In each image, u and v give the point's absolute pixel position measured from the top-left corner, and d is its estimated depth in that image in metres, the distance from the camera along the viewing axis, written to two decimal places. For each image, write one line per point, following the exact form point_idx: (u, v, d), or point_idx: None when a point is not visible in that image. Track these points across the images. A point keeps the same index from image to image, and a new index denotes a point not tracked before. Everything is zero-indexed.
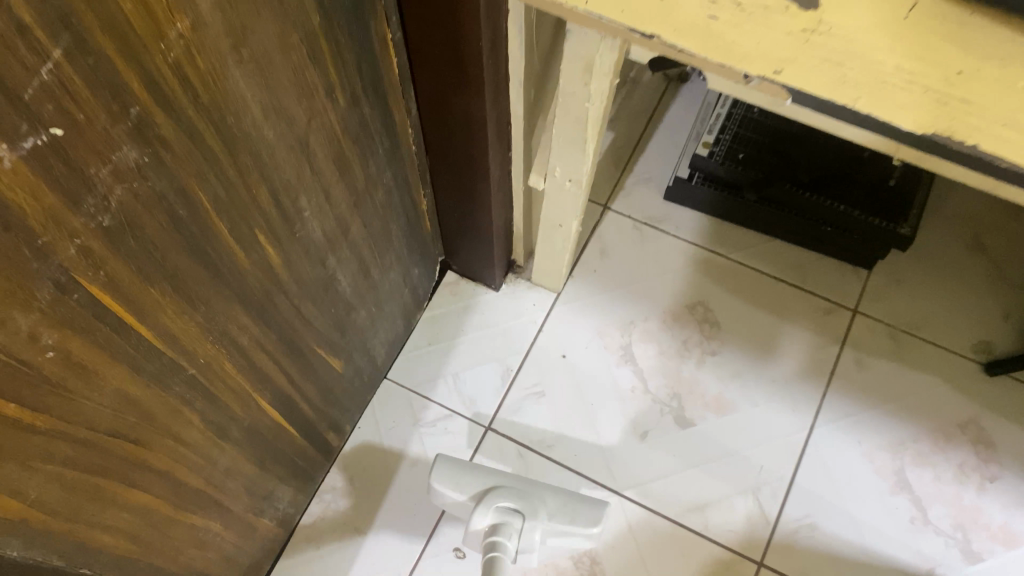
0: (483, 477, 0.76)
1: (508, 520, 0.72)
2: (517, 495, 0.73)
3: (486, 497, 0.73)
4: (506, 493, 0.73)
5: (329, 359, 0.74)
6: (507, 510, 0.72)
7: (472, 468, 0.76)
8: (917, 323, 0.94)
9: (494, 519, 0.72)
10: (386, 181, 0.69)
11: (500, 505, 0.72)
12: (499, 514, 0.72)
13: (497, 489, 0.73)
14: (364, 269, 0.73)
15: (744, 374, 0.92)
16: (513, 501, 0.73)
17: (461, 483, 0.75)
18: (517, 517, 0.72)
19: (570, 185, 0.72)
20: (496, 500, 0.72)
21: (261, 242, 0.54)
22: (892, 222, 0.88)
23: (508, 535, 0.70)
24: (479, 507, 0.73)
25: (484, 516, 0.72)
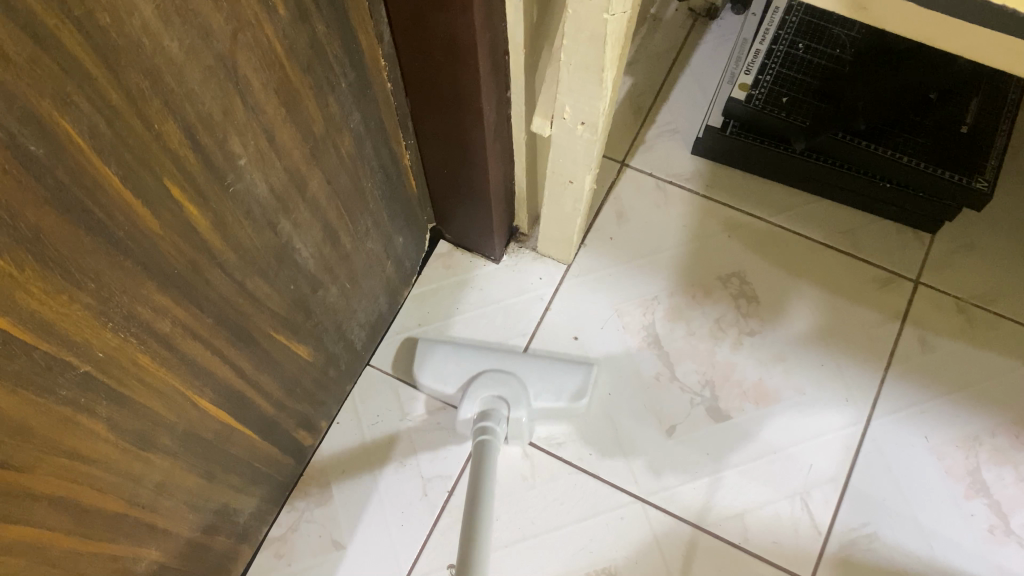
0: (468, 363, 0.76)
1: (493, 406, 0.71)
2: (501, 380, 0.72)
3: (473, 386, 0.73)
4: (491, 380, 0.72)
5: (292, 346, 0.61)
6: (494, 396, 0.72)
7: (458, 358, 0.76)
8: (992, 295, 0.80)
9: (482, 407, 0.71)
10: (353, 125, 0.56)
11: (486, 391, 0.72)
12: (485, 400, 0.71)
13: (481, 376, 0.73)
14: (332, 236, 0.60)
15: (788, 356, 0.79)
16: (498, 388, 0.72)
17: (447, 376, 0.76)
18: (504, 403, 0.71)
19: (582, 130, 0.58)
20: (481, 388, 0.72)
21: (177, 199, 0.41)
22: (965, 175, 0.75)
23: (497, 419, 0.69)
24: (466, 398, 0.72)
25: (470, 403, 0.72)
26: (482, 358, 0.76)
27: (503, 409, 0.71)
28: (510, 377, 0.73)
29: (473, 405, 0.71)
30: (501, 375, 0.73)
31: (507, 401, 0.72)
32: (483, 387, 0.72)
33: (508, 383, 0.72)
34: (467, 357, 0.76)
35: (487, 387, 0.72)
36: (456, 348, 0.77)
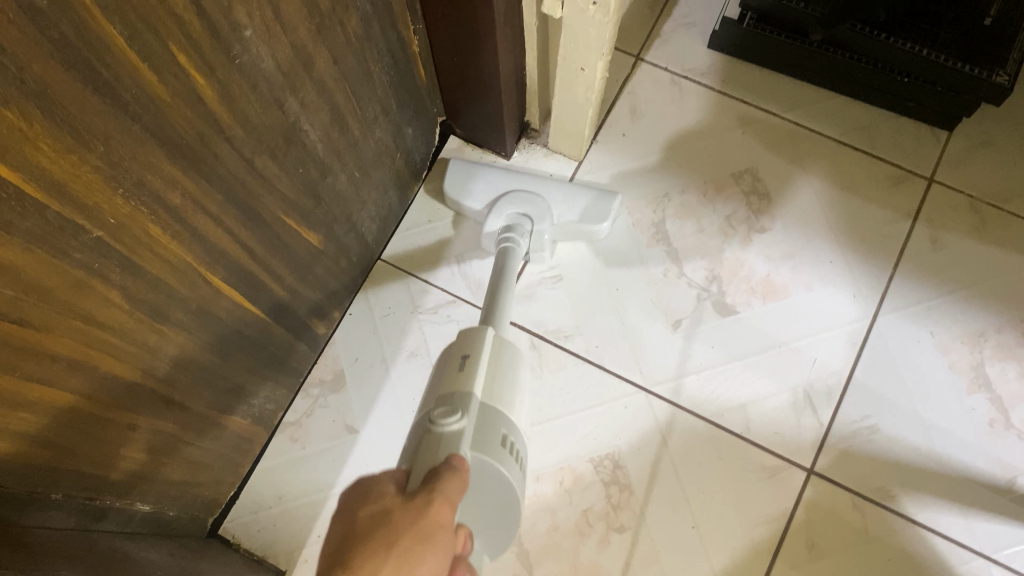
0: (495, 182, 0.78)
1: (518, 222, 0.74)
2: (527, 199, 0.74)
3: (499, 203, 0.75)
4: (516, 197, 0.75)
5: (302, 232, 0.62)
6: (519, 213, 0.74)
7: (486, 178, 0.78)
8: (1007, 194, 0.79)
9: (505, 222, 0.74)
10: (360, 4, 0.55)
11: (511, 208, 0.74)
12: (510, 216, 0.74)
13: (508, 194, 0.75)
14: (340, 120, 0.60)
15: (797, 253, 0.79)
16: (523, 205, 0.74)
17: (474, 193, 0.77)
18: (527, 220, 0.74)
19: (594, 11, 0.57)
20: (507, 204, 0.74)
21: (183, 66, 0.41)
22: (985, 69, 0.72)
23: (521, 234, 0.72)
24: (492, 212, 0.75)
25: (496, 218, 0.75)
26: (508, 178, 0.77)
27: (526, 225, 0.73)
28: (535, 197, 0.75)
29: (498, 219, 0.74)
30: (527, 194, 0.75)
31: (532, 218, 0.74)
32: (509, 203, 0.75)
33: (533, 201, 0.74)
34: (495, 179, 0.77)
35: (513, 204, 0.75)
36: (484, 170, 0.79)
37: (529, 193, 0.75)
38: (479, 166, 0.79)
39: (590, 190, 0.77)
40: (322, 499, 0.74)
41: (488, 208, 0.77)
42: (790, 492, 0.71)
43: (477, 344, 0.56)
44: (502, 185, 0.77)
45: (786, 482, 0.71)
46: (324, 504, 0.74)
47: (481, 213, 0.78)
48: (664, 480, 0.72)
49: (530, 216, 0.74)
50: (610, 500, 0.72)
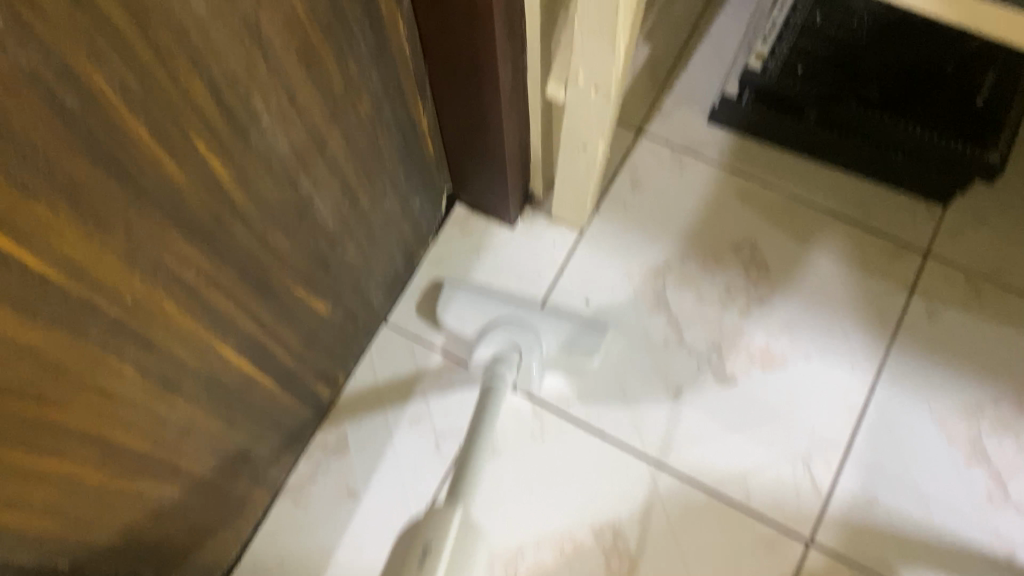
0: (487, 307, 0.78)
1: (507, 355, 0.73)
2: (516, 331, 0.74)
3: (488, 333, 0.75)
4: (505, 328, 0.74)
5: (311, 302, 0.63)
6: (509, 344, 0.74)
7: (478, 303, 0.78)
8: (1000, 267, 0.81)
9: (493, 353, 0.74)
10: (372, 86, 0.58)
11: (500, 339, 0.74)
12: (498, 348, 0.74)
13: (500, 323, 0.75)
14: (351, 195, 0.62)
15: (795, 324, 0.80)
16: (512, 337, 0.74)
17: (467, 319, 0.77)
18: (517, 351, 0.74)
19: (595, 95, 0.59)
20: (496, 334, 0.74)
21: (201, 153, 0.43)
22: (978, 147, 0.75)
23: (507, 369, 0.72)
24: (481, 342, 0.75)
25: (486, 347, 0.74)
26: (500, 304, 0.77)
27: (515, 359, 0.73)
28: (527, 328, 0.74)
29: (487, 351, 0.74)
30: (517, 326, 0.75)
31: (521, 350, 0.74)
32: (498, 334, 0.74)
33: (523, 334, 0.74)
34: (487, 304, 0.77)
35: (502, 335, 0.74)
36: (478, 292, 0.79)
37: (519, 324, 0.75)
38: (473, 289, 0.79)
39: (582, 321, 0.77)
40: (323, 563, 0.74)
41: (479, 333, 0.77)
42: (789, 563, 0.71)
43: (436, 530, 0.58)
44: (494, 311, 0.77)
45: (785, 553, 0.72)
46: (325, 568, 0.74)
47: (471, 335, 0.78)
48: (663, 548, 0.73)
49: (519, 347, 0.74)
50: (610, 569, 0.72)
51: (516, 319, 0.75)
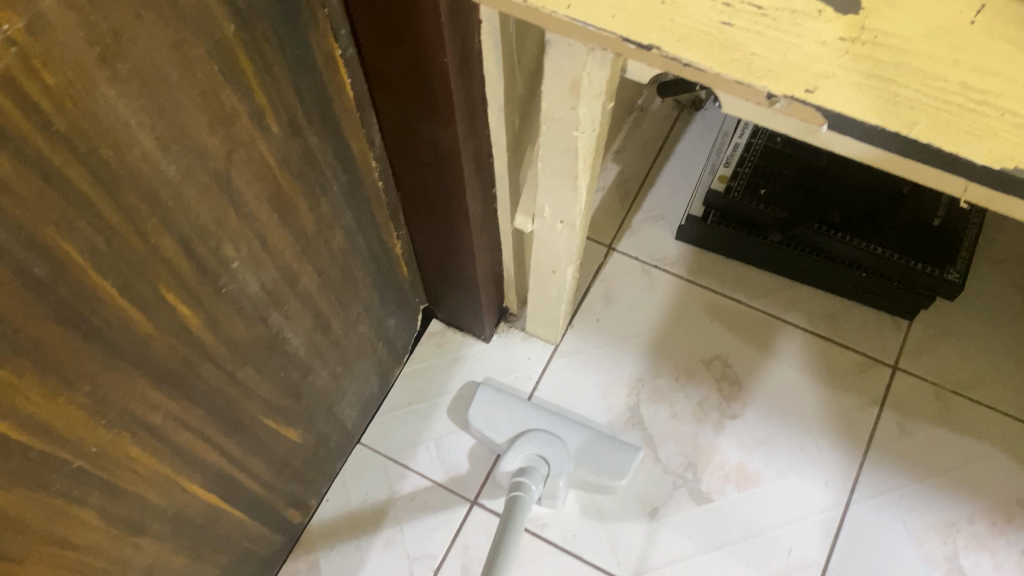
0: (520, 419, 0.79)
1: (535, 466, 0.73)
2: (548, 441, 0.75)
3: (519, 440, 0.76)
4: (537, 438, 0.75)
5: (282, 431, 0.63)
6: (536, 456, 0.74)
7: (511, 410, 0.79)
8: (967, 380, 0.83)
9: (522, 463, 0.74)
10: (345, 221, 0.59)
11: (529, 449, 0.75)
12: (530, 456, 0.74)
13: (531, 433, 0.76)
14: (324, 325, 0.62)
15: (769, 440, 0.81)
16: (542, 448, 0.75)
17: (497, 425, 0.79)
18: (547, 464, 0.74)
19: (562, 227, 0.62)
20: (528, 443, 0.74)
21: (171, 302, 0.44)
22: (938, 267, 0.79)
23: (535, 477, 0.71)
24: (511, 450, 0.75)
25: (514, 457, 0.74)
26: (532, 416, 0.78)
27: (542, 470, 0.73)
28: (557, 442, 0.75)
29: (516, 459, 0.74)
30: (548, 436, 0.76)
31: (551, 462, 0.74)
32: (528, 444, 0.75)
33: (553, 446, 0.74)
34: (520, 415, 0.79)
35: (532, 444, 0.75)
36: (510, 401, 0.80)
37: (551, 437, 0.76)
38: (506, 398, 0.80)
39: (614, 442, 0.78)
40: None
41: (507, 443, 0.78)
42: None
43: None
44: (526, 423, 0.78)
45: None
46: None
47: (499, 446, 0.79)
48: None
49: (547, 460, 0.74)
50: None
51: (548, 433, 0.76)
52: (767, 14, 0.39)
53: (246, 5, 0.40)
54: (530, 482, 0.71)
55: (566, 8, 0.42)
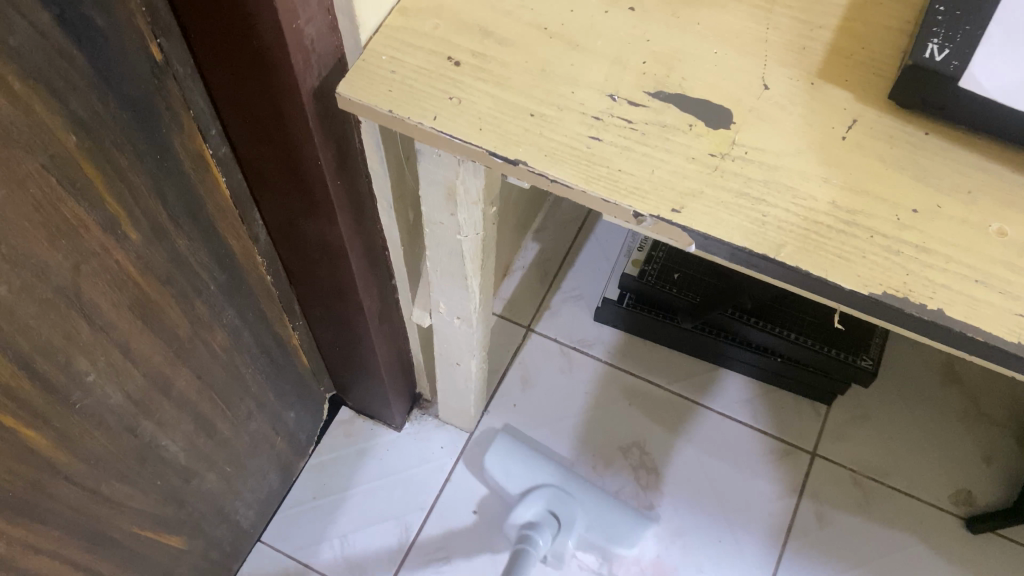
0: (535, 476, 0.87)
1: (544, 522, 0.81)
2: (559, 498, 0.83)
3: (534, 494, 0.84)
4: (550, 495, 0.83)
5: (162, 540, 0.60)
6: (547, 512, 0.82)
7: (528, 463, 0.87)
8: (886, 468, 0.93)
9: (533, 516, 0.82)
10: (229, 320, 0.57)
11: (543, 504, 0.83)
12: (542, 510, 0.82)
13: (543, 489, 0.84)
14: (208, 427, 0.59)
15: (685, 532, 0.89)
16: (554, 504, 0.83)
17: (512, 474, 0.87)
18: (556, 520, 0.82)
19: (459, 324, 0.60)
20: (539, 500, 0.83)
21: (11, 427, 0.41)
22: (853, 354, 0.84)
23: (543, 533, 0.80)
24: (523, 502, 0.83)
25: (526, 511, 0.83)
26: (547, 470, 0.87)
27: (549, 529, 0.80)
28: (571, 502, 0.83)
29: (527, 511, 0.83)
30: (560, 493, 0.84)
31: (562, 520, 0.82)
32: (542, 500, 0.83)
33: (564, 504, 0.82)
34: (536, 470, 0.87)
35: (545, 499, 0.83)
36: (525, 456, 0.88)
37: (564, 494, 0.84)
38: (524, 449, 0.89)
39: (619, 510, 0.86)
40: None
41: (522, 494, 0.86)
42: None
43: None
44: (541, 477, 0.86)
45: None
46: None
47: (514, 497, 0.87)
48: None
49: (557, 516, 0.82)
50: None
51: (560, 493, 0.84)
52: (637, 129, 0.40)
53: (90, 114, 0.38)
54: (538, 538, 0.79)
55: (432, 120, 0.40)
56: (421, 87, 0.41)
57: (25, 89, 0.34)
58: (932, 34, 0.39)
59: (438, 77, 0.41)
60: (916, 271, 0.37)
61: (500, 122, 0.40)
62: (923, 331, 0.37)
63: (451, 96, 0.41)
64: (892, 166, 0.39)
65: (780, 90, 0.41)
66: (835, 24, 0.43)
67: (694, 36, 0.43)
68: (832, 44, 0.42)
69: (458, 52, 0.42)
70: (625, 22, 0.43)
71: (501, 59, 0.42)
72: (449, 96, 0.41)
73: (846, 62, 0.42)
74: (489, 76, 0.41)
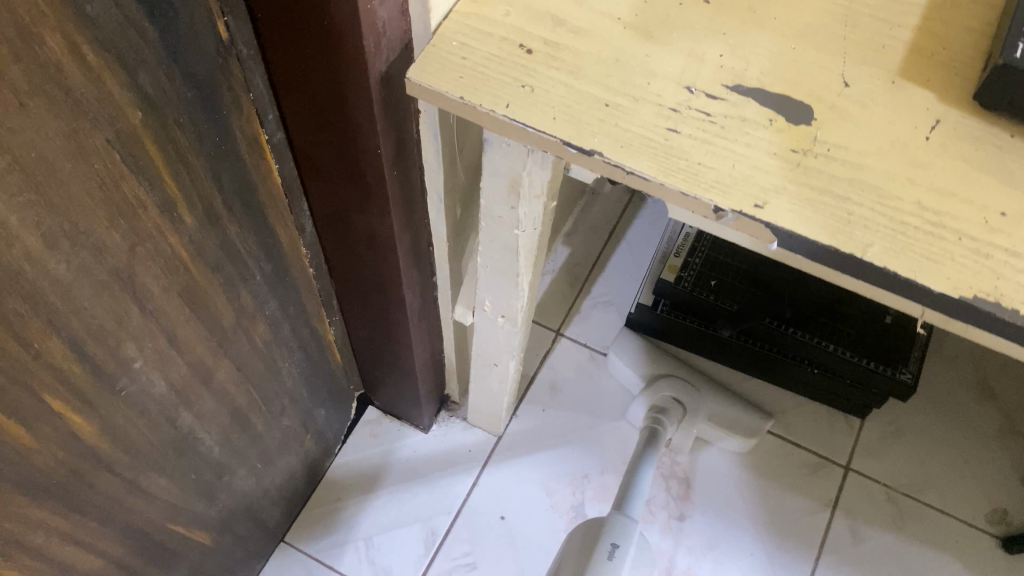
0: (657, 368, 0.93)
1: (672, 407, 0.87)
2: (684, 387, 0.89)
3: (655, 384, 0.90)
4: (673, 385, 0.89)
5: (192, 536, 0.58)
6: (670, 398, 0.89)
7: (648, 355, 0.94)
8: (920, 485, 0.93)
9: (656, 403, 0.88)
10: (271, 311, 0.55)
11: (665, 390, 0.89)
12: (665, 397, 0.89)
13: (665, 379, 0.90)
14: (243, 421, 0.58)
15: (716, 543, 0.89)
16: (676, 392, 0.89)
17: (636, 364, 0.93)
18: (680, 407, 0.88)
19: (503, 323, 0.59)
20: (664, 387, 0.89)
21: (58, 412, 0.39)
22: (891, 366, 0.85)
23: (670, 417, 0.86)
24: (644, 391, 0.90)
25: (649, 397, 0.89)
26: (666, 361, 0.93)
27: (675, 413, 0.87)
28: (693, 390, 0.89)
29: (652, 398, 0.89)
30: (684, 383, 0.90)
31: (685, 407, 0.88)
32: (664, 388, 0.89)
33: (689, 393, 0.89)
34: (658, 360, 0.93)
35: (669, 388, 0.89)
36: (643, 350, 0.95)
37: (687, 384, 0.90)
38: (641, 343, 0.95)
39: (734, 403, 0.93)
40: None
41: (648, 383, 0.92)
42: None
43: None
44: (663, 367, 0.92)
45: None
46: None
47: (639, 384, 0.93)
48: None
49: (681, 403, 0.89)
50: None
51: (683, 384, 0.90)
52: (715, 122, 0.39)
53: (156, 90, 0.37)
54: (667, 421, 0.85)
55: (505, 108, 0.39)
56: (492, 75, 0.40)
57: (97, 59, 0.33)
58: (1021, 36, 0.38)
59: (509, 65, 0.40)
60: (1006, 275, 0.36)
61: (575, 111, 0.39)
62: (1014, 338, 0.36)
63: (523, 85, 0.40)
64: (979, 169, 0.38)
65: (860, 88, 0.40)
66: (914, 24, 0.42)
67: (771, 31, 0.42)
68: (912, 43, 0.42)
69: (530, 39, 0.41)
70: (699, 15, 0.42)
71: (574, 47, 0.41)
72: (521, 84, 0.40)
73: (926, 61, 0.41)
74: (562, 65, 0.40)
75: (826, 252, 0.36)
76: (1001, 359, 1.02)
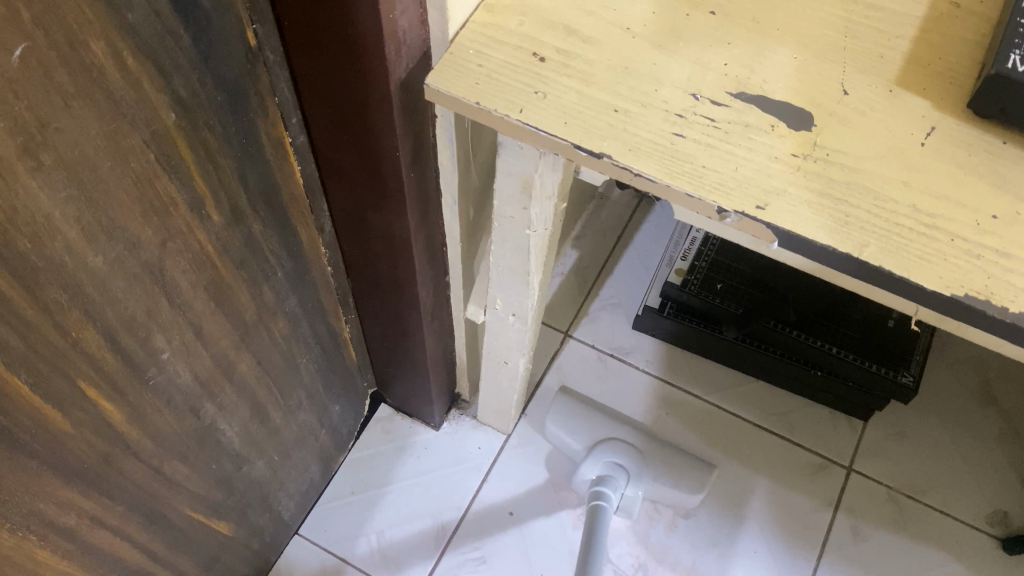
0: (597, 432, 0.91)
1: (614, 475, 0.84)
2: (624, 452, 0.87)
3: (598, 450, 0.87)
4: (615, 449, 0.87)
5: (211, 525, 0.60)
6: (614, 464, 0.86)
7: (588, 419, 0.92)
8: (921, 487, 0.95)
9: (601, 470, 0.85)
10: (290, 309, 0.57)
11: (611, 457, 0.87)
12: (608, 463, 0.86)
13: (607, 445, 0.88)
14: (262, 414, 0.60)
15: (719, 541, 0.91)
16: (617, 458, 0.86)
17: (573, 430, 0.91)
18: (623, 472, 0.85)
19: (514, 322, 0.60)
20: (605, 454, 0.86)
21: (91, 398, 0.42)
22: (892, 370, 0.87)
23: (613, 484, 0.82)
24: (587, 458, 0.87)
25: (592, 466, 0.86)
26: (608, 429, 0.91)
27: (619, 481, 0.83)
28: (634, 454, 0.87)
29: (595, 466, 0.86)
30: (625, 447, 0.88)
31: (627, 472, 0.86)
32: (608, 454, 0.86)
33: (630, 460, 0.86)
34: (597, 425, 0.91)
35: (611, 453, 0.87)
36: (584, 412, 0.93)
37: (628, 449, 0.87)
38: (577, 406, 0.93)
39: (682, 462, 0.90)
40: None
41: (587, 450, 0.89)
42: None
43: None
44: (603, 433, 0.90)
45: None
46: None
47: (579, 453, 0.90)
48: None
49: (625, 468, 0.86)
50: None
51: (624, 449, 0.87)
52: (719, 128, 0.41)
53: (189, 95, 0.39)
54: (609, 489, 0.82)
55: (519, 113, 0.41)
56: (507, 81, 0.42)
57: (137, 64, 0.35)
58: (1013, 47, 0.40)
59: (523, 72, 0.42)
60: (997, 274, 0.37)
61: (585, 117, 0.41)
62: (1003, 334, 0.38)
63: (537, 91, 0.42)
64: (972, 174, 0.40)
65: (859, 96, 0.42)
66: (912, 34, 0.44)
67: (775, 40, 0.43)
68: (910, 53, 0.43)
69: (543, 48, 0.43)
70: (706, 24, 0.44)
71: (585, 56, 0.43)
72: (534, 91, 0.42)
73: (922, 70, 0.43)
74: (573, 72, 0.42)
75: (821, 250, 0.38)
76: (1004, 365, 1.03)
